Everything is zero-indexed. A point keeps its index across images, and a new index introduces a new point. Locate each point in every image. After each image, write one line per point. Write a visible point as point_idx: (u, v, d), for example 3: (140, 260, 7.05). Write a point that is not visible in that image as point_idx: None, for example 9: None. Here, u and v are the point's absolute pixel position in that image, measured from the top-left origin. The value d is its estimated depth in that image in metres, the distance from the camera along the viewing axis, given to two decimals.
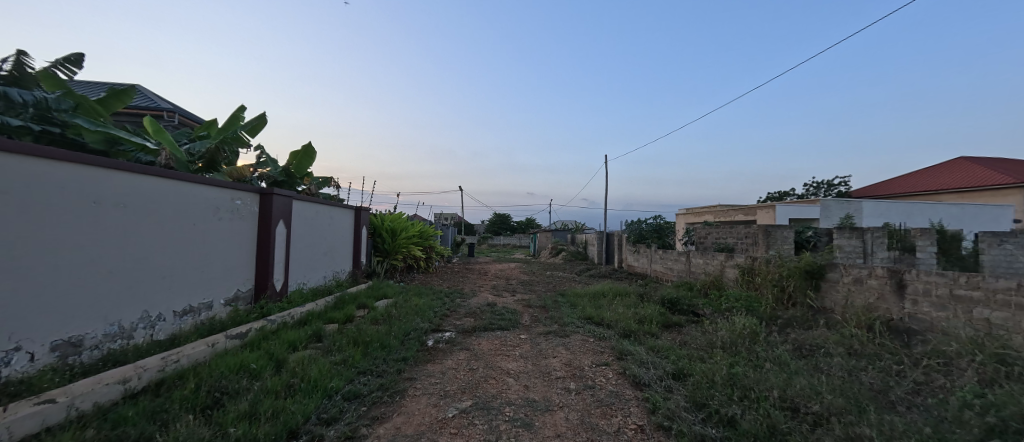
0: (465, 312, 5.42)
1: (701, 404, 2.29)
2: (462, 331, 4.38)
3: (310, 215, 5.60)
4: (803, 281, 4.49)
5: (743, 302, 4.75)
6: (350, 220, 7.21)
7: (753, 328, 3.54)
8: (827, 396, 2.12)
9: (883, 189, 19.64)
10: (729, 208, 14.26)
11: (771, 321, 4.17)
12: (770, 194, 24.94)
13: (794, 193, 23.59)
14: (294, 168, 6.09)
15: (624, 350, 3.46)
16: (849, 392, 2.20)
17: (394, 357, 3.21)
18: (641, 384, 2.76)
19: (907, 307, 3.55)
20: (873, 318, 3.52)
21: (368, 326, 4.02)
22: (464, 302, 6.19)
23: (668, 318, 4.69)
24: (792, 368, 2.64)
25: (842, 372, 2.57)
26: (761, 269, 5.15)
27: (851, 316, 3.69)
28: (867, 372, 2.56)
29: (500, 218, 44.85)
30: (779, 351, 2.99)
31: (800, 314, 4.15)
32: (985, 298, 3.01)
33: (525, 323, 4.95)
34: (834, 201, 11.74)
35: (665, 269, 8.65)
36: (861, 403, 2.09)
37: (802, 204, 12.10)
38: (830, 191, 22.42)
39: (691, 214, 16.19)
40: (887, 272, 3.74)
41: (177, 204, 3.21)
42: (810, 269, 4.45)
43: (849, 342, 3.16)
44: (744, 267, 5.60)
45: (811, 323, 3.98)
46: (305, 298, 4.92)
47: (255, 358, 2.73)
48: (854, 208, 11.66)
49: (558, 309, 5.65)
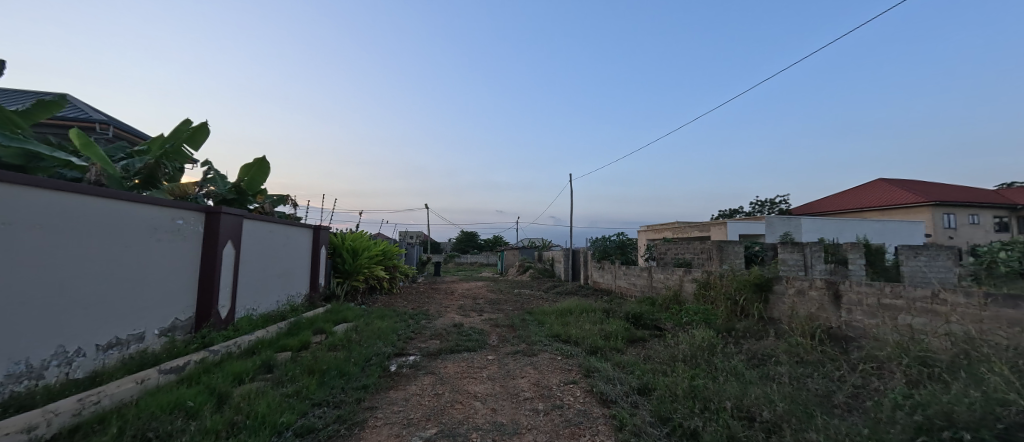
0: (430, 334, 5.25)
1: (665, 418, 2.33)
2: (427, 354, 4.23)
3: (262, 235, 5.25)
4: (753, 293, 4.79)
5: (701, 315, 4.96)
6: (307, 240, 6.84)
7: (711, 341, 3.69)
8: (778, 403, 2.23)
9: (818, 207, 21.65)
10: (685, 225, 15.10)
11: (727, 333, 4.37)
12: (722, 212, 26.69)
13: (742, 211, 25.50)
14: (244, 186, 5.73)
15: (591, 367, 3.48)
16: (798, 399, 2.34)
17: (353, 386, 3.01)
18: (607, 401, 2.78)
19: (843, 315, 3.88)
20: (814, 327, 3.80)
21: (325, 352, 3.77)
22: (429, 324, 5.99)
23: (632, 333, 4.80)
24: (746, 378, 2.77)
25: (792, 380, 2.73)
26: (716, 283, 5.45)
27: (796, 325, 3.96)
28: (813, 379, 2.74)
29: (465, 236, 44.64)
30: (734, 362, 3.14)
31: (752, 325, 4.39)
32: (906, 306, 3.34)
33: (492, 343, 4.87)
34: (777, 218, 12.76)
35: (629, 285, 8.91)
36: (808, 409, 2.21)
37: (750, 221, 13.04)
38: (774, 209, 24.37)
39: (651, 231, 16.95)
40: (824, 283, 4.08)
41: (108, 225, 2.91)
42: (758, 282, 4.77)
43: (797, 351, 3.38)
44: (701, 281, 5.89)
45: (762, 333, 4.23)
46: (254, 324, 4.55)
47: (193, 395, 2.46)
48: (794, 224, 12.79)
49: (526, 328, 5.61)
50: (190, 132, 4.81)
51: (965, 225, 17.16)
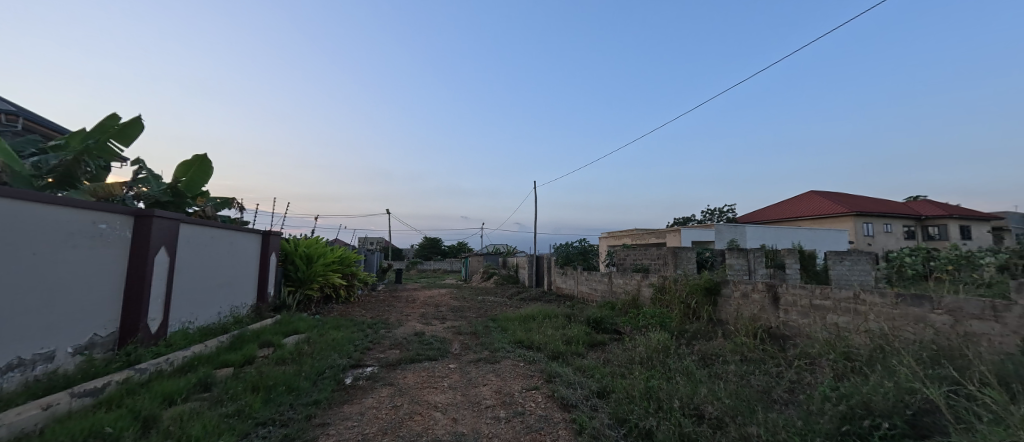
0: (389, 343, 5.06)
1: (622, 419, 2.40)
2: (385, 364, 4.07)
3: (202, 241, 4.83)
4: (703, 296, 5.09)
5: (657, 318, 5.17)
6: (255, 247, 6.38)
7: (665, 343, 3.85)
8: (725, 400, 2.37)
9: (760, 216, 23.48)
10: (643, 232, 15.78)
11: (680, 334, 4.60)
12: (676, 220, 28.19)
13: (694, 219, 27.09)
14: (183, 187, 5.27)
15: (553, 372, 3.51)
16: (742, 395, 2.49)
17: (303, 402, 2.83)
18: (567, 405, 2.81)
19: (781, 316, 4.21)
20: (757, 328, 4.09)
21: (273, 367, 3.52)
22: (389, 333, 5.78)
23: (593, 337, 4.92)
24: (696, 377, 2.92)
25: (737, 378, 2.91)
26: (671, 287, 5.72)
27: (741, 326, 4.24)
28: (755, 376, 2.94)
29: (429, 242, 43.77)
30: (686, 363, 3.30)
31: (703, 327, 4.65)
32: (833, 306, 3.69)
33: (454, 351, 4.78)
34: (725, 226, 13.68)
35: (590, 290, 9.14)
36: (750, 404, 2.37)
37: (701, 229, 13.88)
38: (722, 217, 26.12)
39: (612, 238, 17.55)
40: (765, 286, 4.42)
41: (10, 229, 2.54)
42: (708, 286, 5.07)
43: (741, 350, 3.62)
44: (657, 286, 6.16)
45: (711, 334, 4.49)
46: (191, 339, 4.16)
47: (112, 420, 2.19)
48: (739, 231, 13.77)
49: (489, 334, 5.57)
50: (119, 125, 4.34)
51: (881, 233, 19.33)
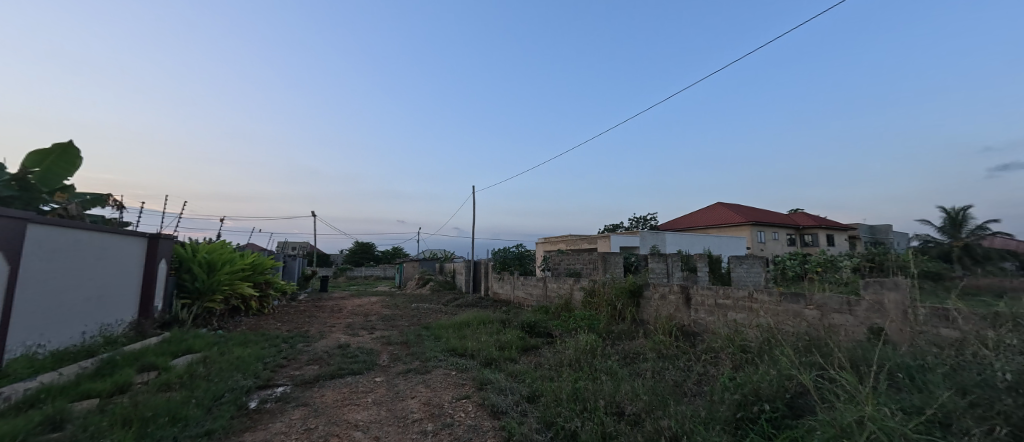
0: (308, 358, 4.61)
1: (550, 422, 2.44)
2: (301, 382, 3.69)
3: (61, 245, 3.96)
4: (627, 299, 5.45)
5: (586, 321, 5.41)
6: (138, 253, 5.41)
7: (592, 344, 4.03)
8: (642, 396, 2.53)
9: (678, 224, 26.02)
10: (577, 238, 16.55)
11: (606, 335, 4.85)
12: (607, 227, 30.09)
13: (622, 226, 29.13)
14: (35, 180, 4.28)
15: (485, 379, 3.47)
16: (658, 390, 2.69)
17: (191, 434, 2.42)
18: (498, 412, 2.78)
19: (692, 314, 4.66)
20: (672, 326, 4.47)
21: (155, 394, 2.98)
22: (308, 347, 5.26)
23: (526, 342, 4.97)
24: (619, 376, 3.08)
25: (654, 374, 3.14)
26: (600, 290, 6.04)
27: (659, 325, 4.60)
28: (669, 371, 3.20)
29: (360, 247, 41.21)
30: (610, 363, 3.48)
31: (626, 327, 4.97)
32: (733, 305, 4.17)
33: (382, 363, 4.50)
34: (648, 232, 14.90)
35: (526, 295, 9.29)
36: (664, 398, 2.56)
37: (628, 235, 14.95)
38: (646, 225, 28.46)
39: (548, 243, 18.13)
40: (679, 288, 4.86)
41: None
42: (632, 289, 5.45)
43: (659, 347, 3.92)
44: (587, 289, 6.45)
45: (634, 334, 4.81)
46: (39, 366, 3.36)
47: None
48: (660, 238, 15.09)
49: (421, 343, 5.35)
50: None
51: (771, 240, 22.58)
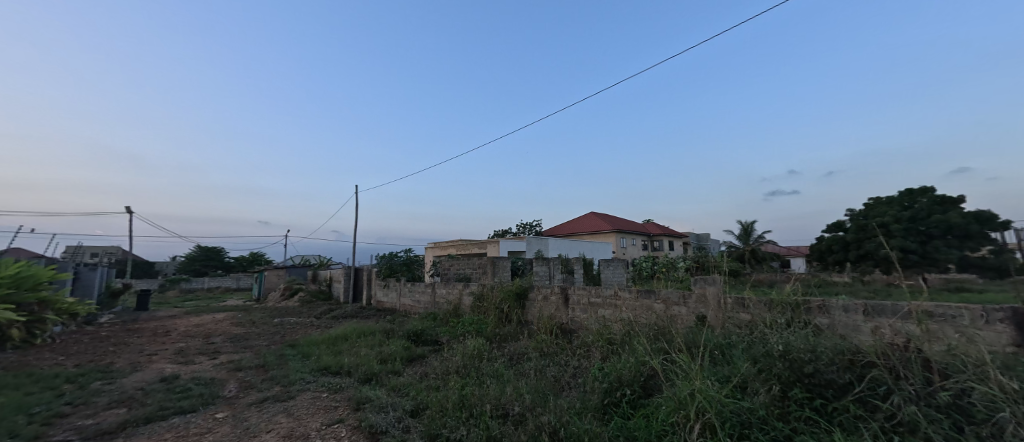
0: (108, 401, 3.46)
1: (434, 435, 2.33)
2: (94, 434, 2.74)
3: None
4: (514, 301, 5.68)
5: (474, 325, 5.43)
6: None
7: (480, 348, 4.06)
8: (525, 395, 2.63)
9: (559, 231, 28.57)
10: (467, 243, 16.68)
11: (493, 338, 4.96)
12: (497, 232, 31.14)
13: (511, 232, 30.55)
14: None
15: (362, 398, 3.14)
16: (539, 387, 2.84)
17: None
18: (376, 433, 2.54)
19: (570, 313, 5.12)
20: (552, 325, 4.82)
21: None
22: (111, 385, 3.98)
23: (411, 352, 4.72)
24: (504, 378, 3.16)
25: (536, 372, 3.31)
26: (488, 294, 6.15)
27: (541, 325, 4.92)
28: (549, 368, 3.42)
29: (203, 253, 33.57)
30: (496, 365, 3.54)
31: (512, 329, 5.16)
32: (602, 302, 4.72)
33: (228, 394, 3.68)
34: (534, 238, 15.95)
35: (413, 302, 8.88)
36: (545, 394, 2.71)
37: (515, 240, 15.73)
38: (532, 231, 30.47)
39: (438, 248, 17.80)
40: (559, 289, 5.29)
41: None
42: (518, 292, 5.70)
43: (541, 346, 4.18)
44: (476, 294, 6.50)
45: (519, 335, 5.03)
46: None
47: None
48: (544, 243, 16.30)
49: (283, 365, 4.58)
50: None
51: (630, 246, 26.64)
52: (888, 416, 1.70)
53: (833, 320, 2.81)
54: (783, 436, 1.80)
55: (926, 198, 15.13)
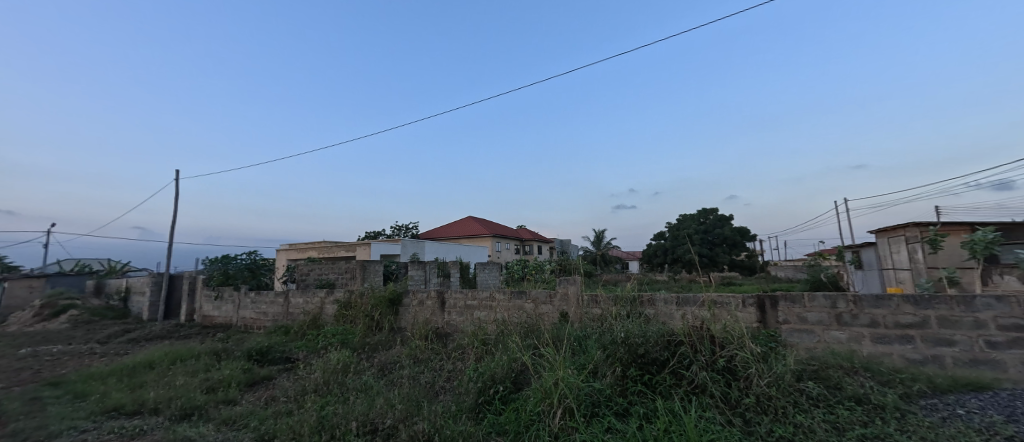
0: None
1: None
2: None
3: None
4: (386, 308, 5.33)
5: (338, 336, 4.87)
6: None
7: (345, 361, 3.66)
8: (397, 406, 2.48)
9: (436, 234, 28.20)
10: (332, 245, 14.96)
11: (361, 349, 4.54)
12: (368, 234, 28.80)
13: (384, 234, 28.68)
14: None
15: (176, 440, 2.45)
16: (412, 396, 2.72)
17: None
18: None
19: (446, 317, 5.08)
20: (427, 330, 4.69)
21: None
22: None
23: (253, 374, 3.94)
24: (373, 390, 2.92)
25: (409, 380, 3.17)
26: (356, 302, 5.62)
27: (415, 331, 4.74)
28: (423, 374, 3.31)
29: None
30: (364, 378, 3.25)
31: (383, 337, 4.82)
32: (478, 304, 4.83)
33: None
34: (410, 241, 15.34)
35: (257, 315, 7.44)
36: (417, 401, 2.62)
37: (389, 243, 14.84)
38: (407, 233, 29.26)
39: (294, 250, 15.43)
40: (436, 294, 5.20)
41: None
42: (391, 298, 5.37)
43: (414, 353, 4.02)
44: (342, 302, 5.85)
45: (391, 343, 4.73)
46: None
47: None
48: (420, 246, 15.85)
49: (36, 413, 3.23)
50: None
51: (504, 250, 28.16)
52: (690, 381, 2.23)
53: (657, 310, 3.52)
54: (622, 409, 2.16)
55: (714, 217, 20.39)
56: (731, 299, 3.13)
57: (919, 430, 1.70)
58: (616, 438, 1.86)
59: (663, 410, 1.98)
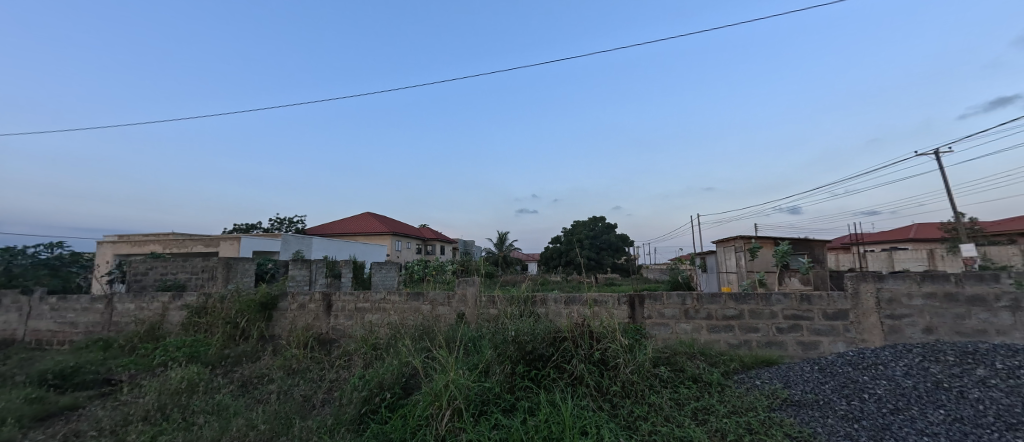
0: None
1: None
2: None
3: None
4: (257, 313, 4.59)
5: (187, 349, 4.01)
6: None
7: (193, 379, 3.02)
8: (260, 426, 2.15)
9: (327, 230, 25.52)
10: (186, 239, 12.35)
11: (217, 362, 3.81)
12: (238, 226, 24.54)
13: (260, 228, 24.78)
14: None
15: None
16: (281, 413, 2.38)
17: None
18: None
19: (331, 321, 4.63)
20: (307, 337, 4.19)
21: None
22: None
23: (45, 405, 2.98)
24: (229, 411, 2.48)
25: (278, 395, 2.77)
26: (214, 307, 4.71)
27: (292, 338, 4.19)
28: (297, 387, 2.94)
29: None
30: (218, 397, 2.73)
31: (250, 347, 4.14)
32: (371, 307, 4.52)
33: None
34: (293, 236, 13.60)
35: (61, 327, 5.68)
36: (287, 419, 2.31)
37: (266, 238, 12.91)
38: (291, 228, 25.85)
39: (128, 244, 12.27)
40: (320, 296, 4.68)
41: None
42: (263, 301, 4.67)
43: (289, 363, 3.54)
44: (194, 307, 4.84)
45: (259, 353, 4.09)
46: None
47: None
48: (306, 243, 14.17)
49: None
50: None
51: (405, 249, 26.97)
52: (570, 373, 2.45)
53: (548, 309, 3.78)
54: (510, 405, 2.25)
55: (602, 225, 22.81)
56: (608, 298, 3.53)
57: (731, 400, 2.17)
58: (502, 433, 1.92)
59: (546, 403, 2.13)
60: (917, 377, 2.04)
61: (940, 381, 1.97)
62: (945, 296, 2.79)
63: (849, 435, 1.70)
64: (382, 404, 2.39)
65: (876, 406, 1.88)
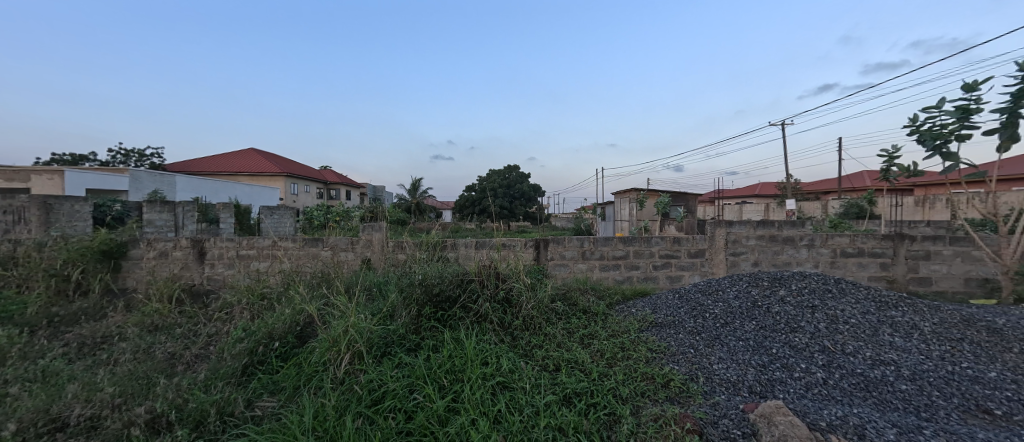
0: None
1: None
2: None
3: None
4: (97, 263, 3.72)
5: None
6: None
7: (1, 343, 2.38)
8: (109, 387, 1.83)
9: (197, 168, 21.31)
10: None
11: (41, 323, 3.05)
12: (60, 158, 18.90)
13: (96, 160, 19.48)
14: None
15: None
16: (139, 372, 2.05)
17: None
18: None
19: (206, 271, 4.01)
20: (174, 288, 3.57)
21: None
22: None
23: None
24: (63, 376, 2.05)
25: (136, 354, 2.37)
26: (26, 256, 3.66)
27: (153, 290, 3.53)
28: (162, 344, 2.54)
29: None
30: (44, 362, 2.22)
31: (90, 304, 3.39)
32: (257, 254, 4.01)
33: None
34: (146, 173, 11.07)
35: None
36: (147, 379, 1.99)
37: (106, 174, 10.28)
38: (143, 162, 20.87)
39: None
40: (189, 243, 3.98)
41: None
42: (105, 249, 3.78)
43: (149, 319, 3.01)
44: None
45: (105, 310, 3.38)
46: None
47: None
48: (166, 182, 11.68)
49: None
50: None
51: (304, 193, 24.16)
52: (475, 312, 2.55)
53: (457, 253, 3.82)
54: (415, 345, 2.28)
55: (516, 174, 23.37)
56: (516, 242, 3.69)
57: (611, 325, 2.54)
58: (405, 371, 1.95)
59: (451, 340, 2.21)
60: (742, 298, 2.62)
61: (757, 301, 2.57)
62: (769, 238, 3.56)
63: (692, 345, 2.13)
64: (271, 355, 2.22)
65: (713, 322, 2.38)
